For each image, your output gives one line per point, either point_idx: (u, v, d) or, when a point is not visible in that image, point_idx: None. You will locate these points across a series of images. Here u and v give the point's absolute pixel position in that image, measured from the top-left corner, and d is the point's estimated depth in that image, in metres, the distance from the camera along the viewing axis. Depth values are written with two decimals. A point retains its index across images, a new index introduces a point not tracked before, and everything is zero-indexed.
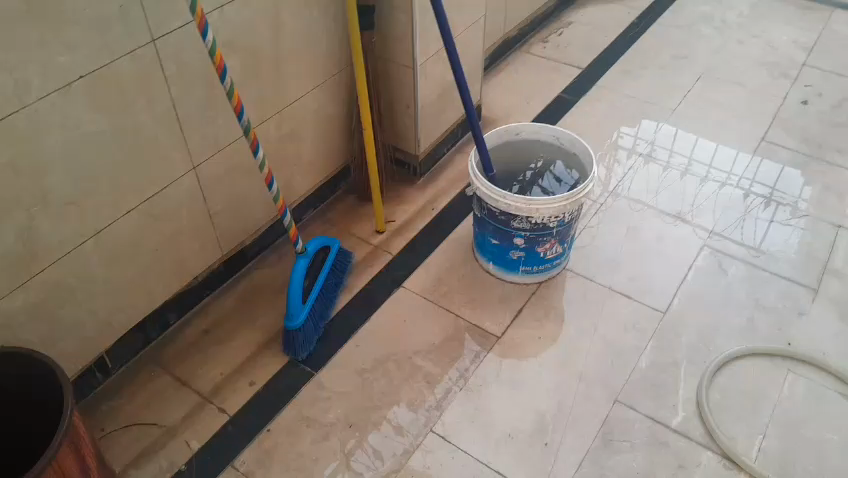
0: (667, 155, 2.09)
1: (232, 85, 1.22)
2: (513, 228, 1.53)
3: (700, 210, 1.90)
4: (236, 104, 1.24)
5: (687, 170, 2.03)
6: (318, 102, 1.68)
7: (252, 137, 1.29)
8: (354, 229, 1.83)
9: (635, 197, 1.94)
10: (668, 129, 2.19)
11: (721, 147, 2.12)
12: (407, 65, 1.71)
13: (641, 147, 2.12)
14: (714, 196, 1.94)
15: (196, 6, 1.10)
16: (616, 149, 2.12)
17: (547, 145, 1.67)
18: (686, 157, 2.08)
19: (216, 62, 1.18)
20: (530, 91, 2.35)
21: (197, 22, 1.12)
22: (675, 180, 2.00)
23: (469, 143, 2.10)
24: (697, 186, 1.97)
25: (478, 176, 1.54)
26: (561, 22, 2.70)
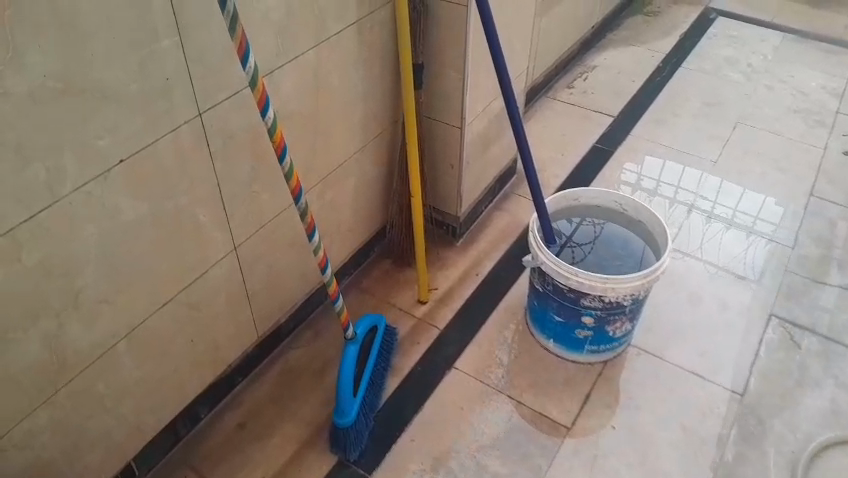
0: (672, 191, 2.04)
1: (291, 165, 1.08)
2: (582, 306, 1.40)
3: (706, 247, 1.86)
4: (294, 186, 1.10)
5: (694, 207, 1.99)
6: (359, 165, 1.53)
7: (310, 219, 1.15)
8: (394, 299, 1.67)
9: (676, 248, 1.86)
10: (693, 173, 2.11)
11: (726, 183, 2.07)
12: (456, 124, 1.58)
13: (645, 183, 2.07)
14: (721, 235, 1.89)
15: (258, 78, 0.97)
16: (619, 186, 2.07)
17: (608, 211, 1.55)
18: (691, 192, 2.04)
19: (275, 142, 1.04)
20: (562, 141, 2.23)
21: (257, 99, 0.99)
22: (719, 232, 1.90)
23: (506, 199, 1.97)
24: (702, 224, 1.93)
25: (543, 248, 1.40)
26: (584, 65, 2.60)
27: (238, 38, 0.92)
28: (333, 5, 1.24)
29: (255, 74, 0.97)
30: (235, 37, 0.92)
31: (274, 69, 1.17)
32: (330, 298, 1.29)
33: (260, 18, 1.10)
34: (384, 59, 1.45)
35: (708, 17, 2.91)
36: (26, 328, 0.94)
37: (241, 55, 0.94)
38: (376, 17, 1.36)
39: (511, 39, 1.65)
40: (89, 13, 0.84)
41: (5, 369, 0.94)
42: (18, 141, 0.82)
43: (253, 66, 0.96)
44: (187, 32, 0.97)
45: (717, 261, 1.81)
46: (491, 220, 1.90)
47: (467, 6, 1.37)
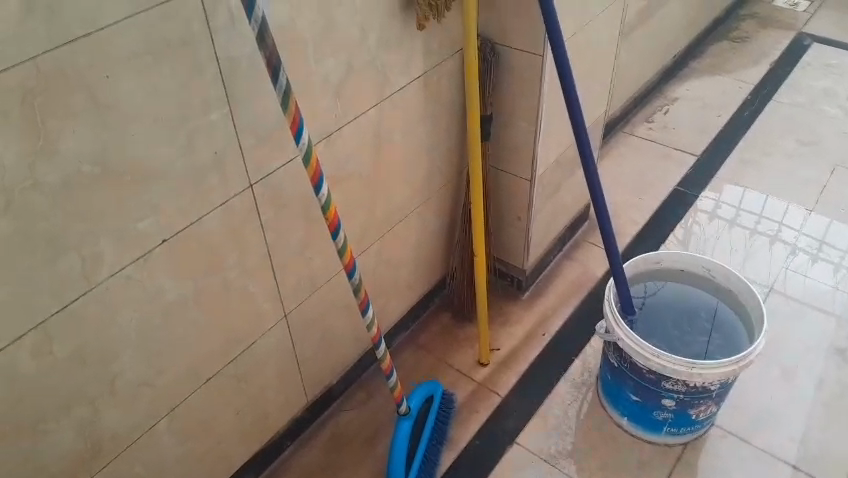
0: (753, 220, 1.94)
1: (345, 241, 0.99)
2: (663, 387, 1.27)
3: (789, 281, 1.76)
4: (347, 263, 1.01)
5: (776, 237, 1.88)
6: (421, 219, 1.44)
7: (363, 295, 1.06)
8: (452, 360, 1.56)
9: (755, 278, 1.77)
10: (777, 203, 1.99)
11: (814, 213, 1.95)
12: (525, 177, 1.46)
13: (723, 210, 1.98)
14: (806, 269, 1.79)
15: (312, 153, 0.89)
16: (696, 212, 1.98)
17: (692, 274, 1.39)
18: (775, 222, 1.93)
19: (328, 218, 0.96)
20: (639, 183, 2.08)
21: (310, 175, 0.90)
22: (804, 265, 1.80)
23: (577, 247, 1.84)
24: (785, 256, 1.83)
25: (621, 322, 1.28)
26: (665, 97, 2.44)
27: (291, 113, 0.83)
28: (398, 61, 1.15)
29: (309, 149, 0.88)
30: (288, 111, 0.84)
31: (333, 131, 1.09)
32: (384, 373, 1.20)
33: (319, 80, 1.02)
34: (451, 110, 1.35)
35: (803, 43, 2.68)
36: (59, 419, 0.88)
37: (294, 132, 0.86)
38: (443, 68, 1.27)
39: (587, 84, 1.53)
40: (132, 92, 0.77)
41: (39, 460, 0.88)
42: (51, 232, 0.76)
43: (307, 142, 0.88)
44: (238, 100, 0.89)
45: (800, 300, 1.71)
46: (560, 270, 1.77)
47: (543, 57, 1.25)
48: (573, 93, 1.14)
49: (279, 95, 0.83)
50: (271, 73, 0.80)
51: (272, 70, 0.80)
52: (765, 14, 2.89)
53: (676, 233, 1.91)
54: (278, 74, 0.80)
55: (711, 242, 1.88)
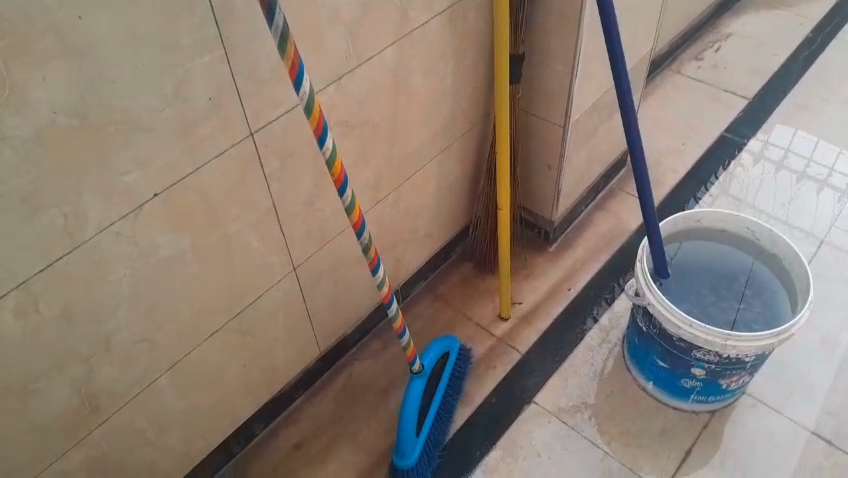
0: (802, 164, 1.82)
1: (353, 198, 0.91)
2: (692, 357, 1.20)
3: (835, 228, 1.66)
4: (355, 221, 0.93)
5: (825, 183, 1.77)
6: (442, 168, 1.36)
7: (373, 255, 0.99)
8: (472, 313, 1.50)
9: (798, 224, 1.68)
10: (830, 146, 1.86)
11: None
12: (558, 124, 1.35)
13: (771, 151, 1.86)
14: None
15: (314, 104, 0.80)
16: (740, 152, 1.86)
17: (734, 235, 1.30)
18: (825, 167, 1.81)
19: (334, 173, 0.88)
20: (683, 128, 1.94)
21: (314, 127, 0.82)
22: None
23: (610, 197, 1.74)
24: (834, 203, 1.71)
25: (652, 286, 1.20)
26: (717, 32, 2.25)
27: (290, 58, 0.75)
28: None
29: (311, 99, 0.80)
30: (286, 56, 0.75)
31: (344, 73, 1.00)
32: (397, 332, 1.14)
33: (328, 18, 0.92)
34: (477, 49, 1.24)
35: None
36: (51, 377, 0.85)
37: (293, 78, 0.77)
38: (471, 3, 1.15)
39: (631, 23, 1.39)
40: (109, 35, 0.69)
41: (32, 418, 0.86)
42: (26, 188, 0.71)
43: (308, 89, 0.79)
44: (233, 44, 0.81)
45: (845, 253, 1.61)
46: (591, 222, 1.68)
47: None
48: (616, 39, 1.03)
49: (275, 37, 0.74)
50: (265, 12, 0.71)
51: (266, 9, 0.70)
52: None
53: (720, 184, 1.79)
54: (273, 14, 0.71)
55: (755, 193, 1.76)
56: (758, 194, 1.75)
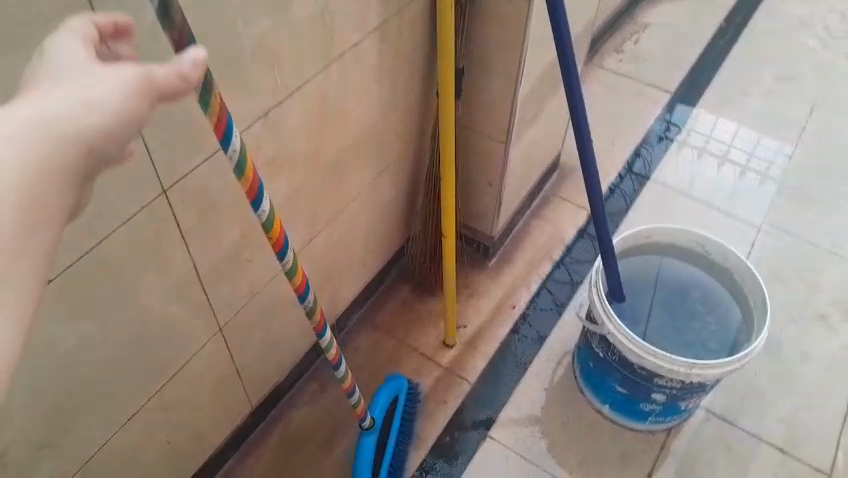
0: (718, 147, 1.86)
1: (295, 259, 0.78)
2: (654, 383, 1.15)
3: (735, 199, 1.73)
4: (298, 285, 0.79)
5: (725, 158, 1.84)
6: (377, 193, 1.23)
7: (319, 318, 0.85)
8: (415, 342, 1.39)
9: (704, 197, 1.74)
10: (727, 123, 1.93)
11: (763, 137, 1.89)
12: (499, 139, 1.25)
13: (693, 137, 1.89)
14: (751, 188, 1.77)
15: (246, 160, 0.66)
16: (646, 132, 1.90)
17: (685, 249, 1.25)
18: (723, 143, 1.87)
19: (272, 236, 0.74)
20: (610, 128, 1.90)
21: (246, 190, 0.68)
22: (751, 186, 1.77)
23: (545, 203, 1.67)
24: (733, 177, 1.79)
25: (611, 313, 1.13)
26: (634, 23, 2.21)
27: (216, 114, 0.59)
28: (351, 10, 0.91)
29: (242, 156, 0.65)
30: (209, 113, 0.60)
31: (271, 108, 0.86)
32: (345, 391, 1.01)
33: (251, 49, 0.77)
34: (412, 63, 1.12)
35: None
36: None
37: (220, 136, 0.62)
38: (406, 16, 1.03)
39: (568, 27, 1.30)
40: None
41: None
42: None
43: (239, 144, 0.64)
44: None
45: (770, 245, 1.64)
46: (529, 233, 1.60)
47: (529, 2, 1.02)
48: (571, 58, 0.94)
49: (193, 90, 0.58)
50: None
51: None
52: None
53: (652, 186, 1.77)
54: (192, 63, 0.56)
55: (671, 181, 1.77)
56: (666, 172, 1.79)
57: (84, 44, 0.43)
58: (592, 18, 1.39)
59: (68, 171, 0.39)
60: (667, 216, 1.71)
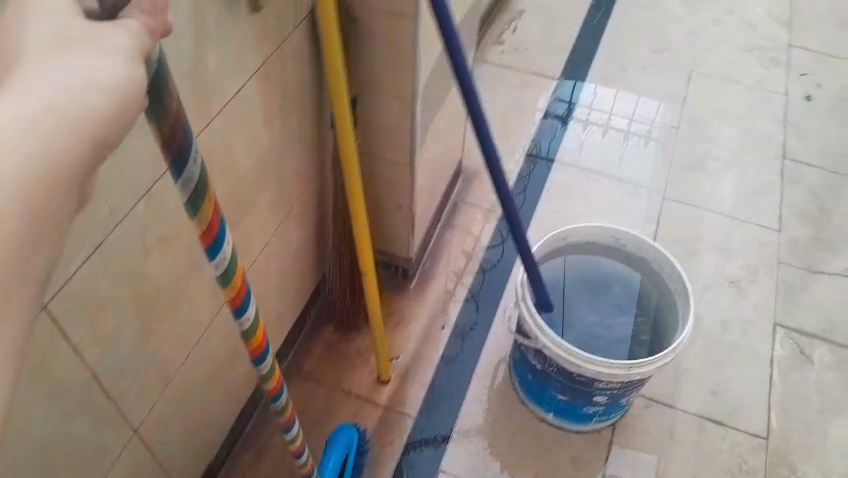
0: (624, 122, 1.90)
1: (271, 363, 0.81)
2: (595, 388, 1.13)
3: (614, 164, 1.80)
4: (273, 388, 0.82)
5: (608, 125, 1.89)
6: (284, 240, 1.15)
7: (289, 416, 0.87)
8: (348, 384, 1.33)
9: (593, 167, 1.79)
10: (606, 91, 1.98)
11: (642, 99, 1.96)
12: (404, 163, 1.20)
13: (596, 116, 1.91)
14: (637, 149, 1.83)
15: (233, 268, 0.69)
16: (535, 112, 1.91)
17: (603, 245, 1.24)
18: (605, 112, 1.92)
19: (253, 340, 0.76)
20: (504, 122, 1.88)
21: (231, 296, 0.70)
22: (635, 148, 1.83)
23: (455, 211, 1.62)
24: (620, 141, 1.85)
25: (543, 328, 1.10)
26: (509, 10, 2.18)
27: (207, 216, 0.62)
28: (229, 51, 0.82)
29: (231, 264, 0.68)
30: (201, 221, 0.63)
31: (154, 183, 0.76)
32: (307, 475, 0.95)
33: None
34: (300, 100, 1.04)
35: None
36: None
37: (210, 242, 0.65)
38: (285, 49, 0.94)
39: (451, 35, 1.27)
40: None
41: None
42: None
43: (228, 253, 0.67)
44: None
45: (673, 220, 1.68)
46: (445, 245, 1.56)
47: (415, 19, 0.96)
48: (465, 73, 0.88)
49: (180, 194, 0.60)
50: (170, 162, 0.57)
51: (173, 157, 0.56)
52: None
53: (564, 171, 1.78)
54: (185, 163, 0.57)
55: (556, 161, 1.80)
56: (555, 147, 1.83)
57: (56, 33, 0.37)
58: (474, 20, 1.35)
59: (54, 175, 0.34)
60: (572, 202, 1.72)
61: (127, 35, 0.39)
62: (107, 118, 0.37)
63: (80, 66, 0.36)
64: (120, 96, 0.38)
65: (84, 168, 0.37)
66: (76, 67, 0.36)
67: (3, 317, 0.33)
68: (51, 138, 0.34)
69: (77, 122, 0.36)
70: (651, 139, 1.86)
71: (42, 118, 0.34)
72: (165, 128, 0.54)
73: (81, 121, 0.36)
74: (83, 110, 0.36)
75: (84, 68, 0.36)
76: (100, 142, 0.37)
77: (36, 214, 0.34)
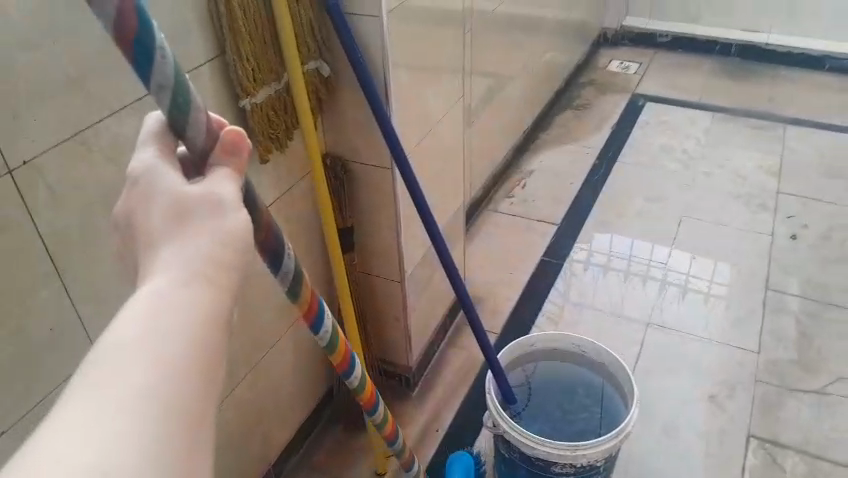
0: (662, 273, 2.08)
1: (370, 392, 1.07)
2: (553, 473, 1.28)
3: (638, 308, 1.96)
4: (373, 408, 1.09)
5: (648, 276, 2.07)
6: (296, 338, 1.44)
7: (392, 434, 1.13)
8: (349, 474, 1.53)
9: (631, 317, 1.93)
10: (643, 245, 2.19)
11: (675, 251, 2.17)
12: (396, 279, 1.50)
13: (637, 267, 2.10)
14: (678, 304, 1.96)
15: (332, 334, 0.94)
16: (574, 264, 2.12)
17: (566, 351, 1.44)
18: (644, 262, 2.12)
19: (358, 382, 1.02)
20: (510, 258, 2.16)
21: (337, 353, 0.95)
22: (673, 301, 1.97)
23: (460, 332, 1.86)
24: (658, 294, 2.00)
25: (503, 414, 1.30)
26: (522, 171, 2.57)
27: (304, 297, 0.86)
28: None
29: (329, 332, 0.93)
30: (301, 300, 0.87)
31: None
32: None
33: None
34: (308, 226, 1.37)
35: (636, 105, 3.01)
36: None
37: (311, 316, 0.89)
38: (294, 192, 1.30)
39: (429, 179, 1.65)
40: None
41: None
42: None
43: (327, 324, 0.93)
44: (69, 262, 0.88)
45: (657, 341, 1.85)
46: (446, 361, 1.78)
47: (391, 169, 1.32)
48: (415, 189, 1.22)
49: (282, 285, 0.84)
50: (268, 259, 0.79)
51: (269, 256, 0.79)
52: (602, 81, 3.22)
53: (595, 316, 1.94)
54: (279, 258, 0.80)
55: (553, 290, 2.04)
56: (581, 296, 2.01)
57: (182, 198, 0.55)
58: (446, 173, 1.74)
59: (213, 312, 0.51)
60: (568, 326, 1.92)
61: (229, 183, 0.59)
62: (233, 263, 0.55)
63: (207, 230, 0.54)
64: (236, 251, 0.55)
65: (226, 306, 0.53)
66: (204, 235, 0.54)
67: (204, 419, 0.48)
68: (201, 294, 0.51)
69: (213, 276, 0.53)
70: (690, 291, 2.01)
71: (191, 280, 0.51)
72: (261, 236, 0.76)
73: (215, 275, 0.53)
74: (216, 267, 0.53)
75: (210, 234, 0.54)
76: (230, 284, 0.54)
77: (206, 346, 0.50)
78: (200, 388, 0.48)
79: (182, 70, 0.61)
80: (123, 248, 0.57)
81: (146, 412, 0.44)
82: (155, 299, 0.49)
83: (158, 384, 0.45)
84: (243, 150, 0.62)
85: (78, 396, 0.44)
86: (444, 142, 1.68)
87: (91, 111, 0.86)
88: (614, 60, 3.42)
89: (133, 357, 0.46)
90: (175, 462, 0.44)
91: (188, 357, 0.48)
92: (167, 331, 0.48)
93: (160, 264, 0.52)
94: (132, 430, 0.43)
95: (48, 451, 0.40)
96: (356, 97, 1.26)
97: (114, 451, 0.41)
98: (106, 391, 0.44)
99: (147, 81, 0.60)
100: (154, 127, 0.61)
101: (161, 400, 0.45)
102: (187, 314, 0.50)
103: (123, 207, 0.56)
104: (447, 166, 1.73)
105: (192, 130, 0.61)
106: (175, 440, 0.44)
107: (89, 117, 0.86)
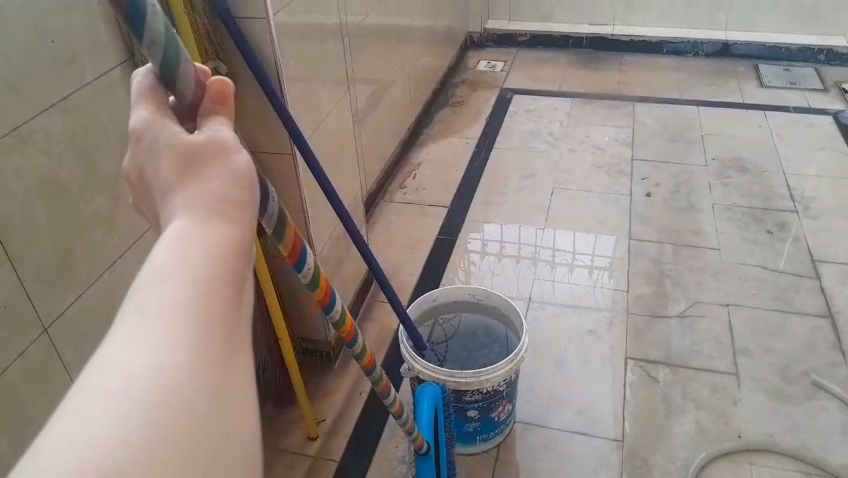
0: (551, 253, 2.27)
1: (361, 346, 1.12)
2: (465, 401, 1.49)
3: (527, 274, 2.18)
4: (367, 363, 1.14)
5: (537, 257, 2.26)
6: None
7: (383, 384, 1.19)
8: (284, 443, 1.65)
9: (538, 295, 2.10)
10: (529, 229, 2.39)
11: (558, 231, 2.37)
12: None
13: (526, 250, 2.29)
14: (570, 279, 2.15)
15: (317, 277, 0.97)
16: (468, 254, 2.28)
17: (465, 303, 1.64)
18: (532, 246, 2.31)
19: (344, 332, 1.07)
20: (407, 240, 2.35)
21: (322, 296, 1.00)
22: (565, 275, 2.17)
23: (370, 308, 2.02)
24: (549, 272, 2.19)
25: (415, 356, 1.47)
26: (410, 164, 2.78)
27: (289, 239, 0.87)
28: None
29: (315, 275, 0.96)
30: (285, 241, 0.88)
31: (113, 261, 1.20)
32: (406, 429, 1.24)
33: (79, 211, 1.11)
34: None
35: (505, 97, 3.30)
36: None
37: (295, 258, 0.92)
38: None
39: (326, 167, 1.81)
40: None
41: None
42: None
43: (309, 264, 0.95)
44: (14, 245, 1.00)
45: (543, 294, 2.10)
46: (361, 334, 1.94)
47: (293, 154, 1.48)
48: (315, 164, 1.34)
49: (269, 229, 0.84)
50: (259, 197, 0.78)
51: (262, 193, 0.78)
52: (473, 80, 3.49)
53: None
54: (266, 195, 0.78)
55: (450, 263, 2.24)
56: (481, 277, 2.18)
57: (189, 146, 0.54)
58: (340, 163, 1.90)
59: (234, 245, 0.51)
60: None
61: (228, 129, 0.58)
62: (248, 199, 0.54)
63: (216, 172, 0.54)
64: (244, 190, 0.54)
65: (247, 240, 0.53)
66: (210, 179, 0.53)
67: (239, 348, 0.49)
68: (216, 230, 0.51)
69: (227, 214, 0.52)
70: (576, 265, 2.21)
71: (206, 220, 0.51)
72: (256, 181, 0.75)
73: (225, 212, 0.52)
74: (227, 205, 0.52)
75: (217, 177, 0.53)
76: (247, 218, 0.54)
77: (231, 279, 0.50)
78: (230, 321, 0.49)
79: (172, 30, 0.62)
80: (139, 202, 0.58)
81: (179, 346, 0.45)
82: (171, 240, 0.50)
83: (185, 315, 0.46)
84: (231, 99, 0.61)
85: (119, 332, 0.45)
86: (335, 134, 1.85)
87: (25, 107, 0.99)
88: (481, 61, 3.71)
89: (160, 296, 0.47)
90: (210, 387, 0.45)
91: (212, 291, 0.48)
92: (190, 265, 0.48)
93: (179, 209, 0.52)
94: (168, 359, 0.44)
95: (94, 387, 0.41)
96: (254, 89, 1.41)
97: (152, 382, 0.42)
98: (140, 328, 0.45)
99: (140, 38, 0.61)
100: (142, 86, 0.60)
101: (192, 334, 0.46)
102: (210, 249, 0.50)
103: (130, 164, 0.56)
104: (340, 157, 1.90)
105: (182, 83, 0.61)
106: (208, 370, 0.45)
107: (24, 114, 0.99)
